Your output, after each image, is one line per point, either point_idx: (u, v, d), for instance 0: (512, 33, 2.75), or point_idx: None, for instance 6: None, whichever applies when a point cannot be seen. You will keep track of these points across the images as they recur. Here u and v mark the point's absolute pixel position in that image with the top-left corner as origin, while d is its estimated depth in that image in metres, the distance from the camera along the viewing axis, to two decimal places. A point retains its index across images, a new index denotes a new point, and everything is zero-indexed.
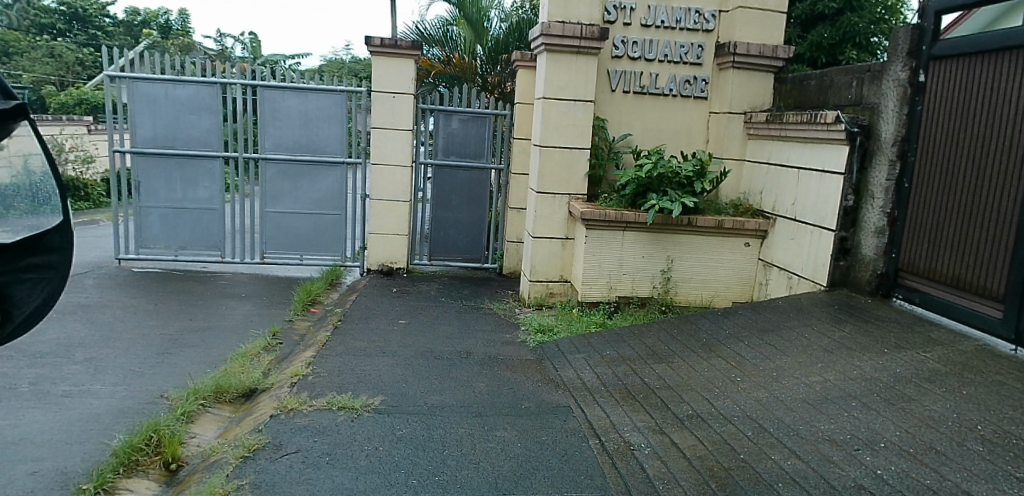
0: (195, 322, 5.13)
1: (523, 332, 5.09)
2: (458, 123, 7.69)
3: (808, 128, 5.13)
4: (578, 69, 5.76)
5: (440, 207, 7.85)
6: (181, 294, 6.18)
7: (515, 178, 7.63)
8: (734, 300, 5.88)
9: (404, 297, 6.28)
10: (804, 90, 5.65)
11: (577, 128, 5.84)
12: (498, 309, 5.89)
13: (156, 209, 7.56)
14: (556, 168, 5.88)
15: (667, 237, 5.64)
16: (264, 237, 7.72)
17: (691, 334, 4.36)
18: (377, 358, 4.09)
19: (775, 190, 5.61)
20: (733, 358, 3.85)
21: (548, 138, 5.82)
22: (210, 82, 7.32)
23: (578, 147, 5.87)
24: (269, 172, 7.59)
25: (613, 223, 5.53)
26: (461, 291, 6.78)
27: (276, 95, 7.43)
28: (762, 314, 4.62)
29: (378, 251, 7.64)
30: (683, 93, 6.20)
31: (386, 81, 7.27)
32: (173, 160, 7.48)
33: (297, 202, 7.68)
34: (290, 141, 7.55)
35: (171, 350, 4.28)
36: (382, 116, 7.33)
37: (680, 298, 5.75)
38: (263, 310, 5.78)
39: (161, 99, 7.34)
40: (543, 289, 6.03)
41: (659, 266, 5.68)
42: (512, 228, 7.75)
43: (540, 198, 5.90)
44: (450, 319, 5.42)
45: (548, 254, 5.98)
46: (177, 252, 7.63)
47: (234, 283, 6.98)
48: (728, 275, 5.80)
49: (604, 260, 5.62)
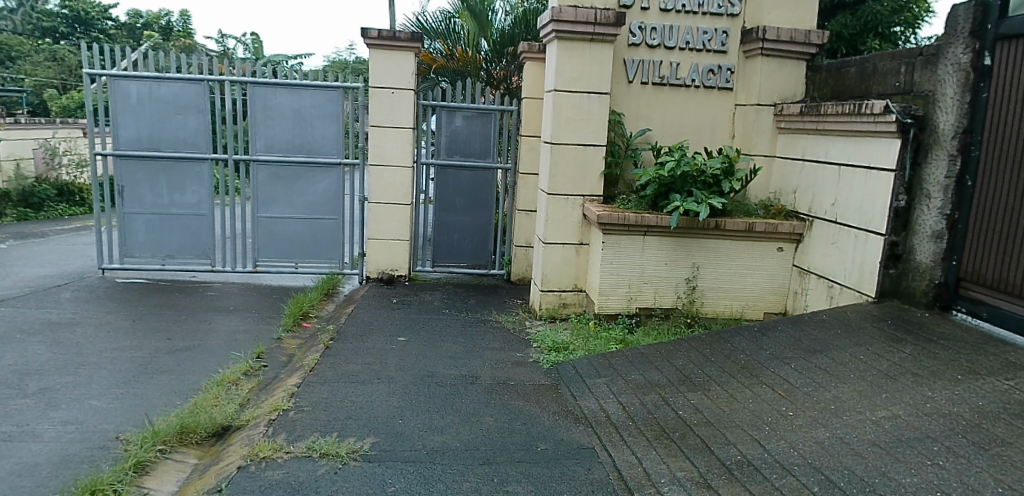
0: (174, 341, 4.65)
1: (536, 350, 4.57)
2: (462, 120, 7.19)
3: (850, 120, 4.60)
4: (593, 58, 5.24)
5: (443, 210, 7.36)
6: (163, 307, 5.71)
7: (523, 178, 7.15)
8: (766, 310, 5.36)
9: (405, 309, 5.79)
10: (842, 78, 5.12)
11: (591, 123, 5.33)
12: (507, 322, 5.40)
13: (142, 216, 7.08)
14: (568, 167, 5.37)
15: (692, 242, 5.13)
16: (256, 245, 7.25)
17: (726, 355, 3.84)
18: (371, 386, 3.60)
19: (811, 190, 5.09)
20: (780, 386, 3.34)
21: (559, 134, 5.30)
22: (197, 79, 6.84)
23: (593, 144, 5.36)
24: (261, 174, 7.11)
25: (634, 227, 5.01)
26: (466, 301, 6.28)
27: (267, 92, 6.95)
28: (805, 330, 4.10)
29: (378, 258, 7.15)
30: (707, 83, 5.66)
31: (385, 76, 6.78)
32: (159, 162, 7.00)
33: (291, 207, 7.20)
34: (282, 141, 7.07)
35: (139, 377, 3.80)
36: (380, 114, 6.84)
37: (707, 309, 5.24)
38: (250, 324, 5.29)
39: (143, 98, 6.86)
40: (555, 300, 5.52)
41: (683, 274, 5.17)
42: (521, 231, 7.25)
43: (551, 200, 5.39)
44: (453, 335, 4.92)
45: (561, 262, 5.48)
46: (164, 261, 7.17)
47: (223, 294, 6.50)
48: (759, 283, 5.29)
49: (624, 269, 5.11)
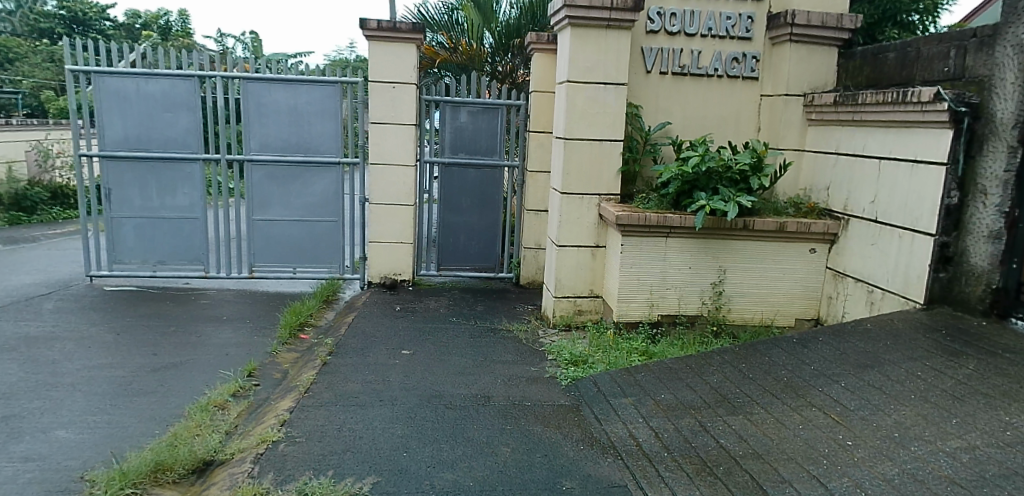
0: (160, 357, 4.30)
1: (552, 363, 4.20)
2: (467, 115, 6.81)
3: (892, 110, 4.22)
4: (609, 46, 4.85)
5: (448, 210, 6.98)
6: (151, 317, 5.36)
7: (532, 176, 6.77)
8: (797, 317, 4.98)
9: (408, 317, 5.43)
10: (880, 64, 4.74)
11: (608, 117, 4.94)
12: (519, 331, 5.03)
13: (132, 219, 6.72)
14: (583, 164, 4.99)
15: (718, 244, 4.75)
16: (252, 249, 6.89)
17: (765, 371, 3.47)
18: (372, 411, 3.23)
19: (847, 186, 4.71)
20: (832, 408, 2.96)
21: (573, 129, 4.93)
22: (188, 75, 6.47)
23: (609, 139, 4.98)
24: (255, 175, 6.74)
25: (657, 228, 4.63)
26: (474, 307, 5.91)
27: (261, 88, 6.58)
28: (849, 341, 3.71)
29: (380, 262, 6.79)
30: (730, 73, 5.28)
31: (385, 70, 6.41)
32: (148, 163, 6.64)
33: (288, 209, 6.83)
34: (278, 140, 6.70)
35: (115, 402, 3.44)
36: (381, 109, 6.47)
37: (734, 315, 4.87)
38: (243, 336, 4.94)
39: (131, 96, 6.49)
40: (570, 306, 5.15)
41: (709, 279, 4.79)
42: (530, 233, 6.87)
43: (565, 200, 5.01)
44: (462, 347, 4.55)
45: (577, 266, 5.10)
46: (155, 268, 6.83)
47: (216, 302, 6.14)
48: (790, 287, 4.92)
49: (645, 274, 4.73)
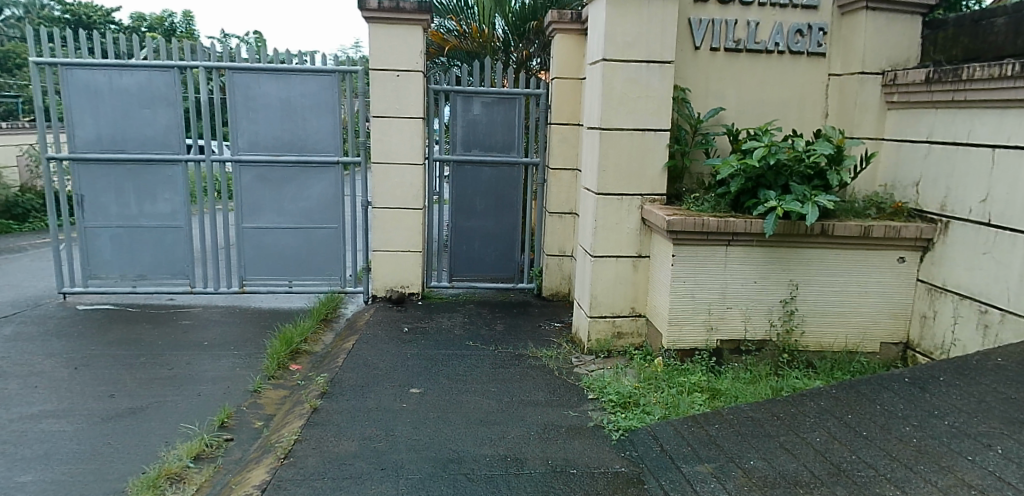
0: (117, 400, 3.54)
1: (595, 406, 3.42)
2: (481, 107, 6.03)
3: (1012, 86, 3.37)
4: (653, 16, 4.04)
5: (461, 214, 6.20)
6: (121, 345, 4.61)
7: (554, 174, 5.98)
8: (881, 339, 4.18)
9: (418, 341, 4.65)
10: (983, 32, 3.89)
11: (653, 101, 4.14)
12: (549, 359, 4.25)
13: (107, 229, 5.94)
14: (623, 159, 4.18)
15: (789, 253, 3.95)
16: (242, 260, 6.12)
17: (882, 428, 2.71)
18: (367, 489, 2.45)
19: (945, 181, 3.87)
20: (999, 492, 2.11)
21: (611, 116, 4.12)
22: (167, 66, 5.70)
23: (655, 128, 4.18)
24: (244, 178, 5.97)
25: (717, 236, 3.84)
26: (493, 327, 5.13)
27: (249, 79, 5.82)
28: (982, 383, 2.89)
29: (386, 274, 6.03)
30: (794, 48, 4.46)
31: (388, 55, 5.64)
32: (124, 166, 5.86)
33: (282, 214, 6.07)
34: (269, 137, 5.92)
35: (41, 476, 2.67)
36: (384, 101, 5.70)
37: (807, 339, 4.08)
38: (223, 368, 4.17)
39: (103, 90, 5.71)
40: (607, 328, 4.36)
41: (778, 296, 4.00)
42: (554, 238, 6.09)
43: (602, 201, 4.20)
44: (483, 383, 3.77)
45: (616, 280, 4.30)
46: (134, 282, 6.06)
47: (200, 323, 5.38)
48: (874, 304, 4.10)
49: (702, 290, 3.93)
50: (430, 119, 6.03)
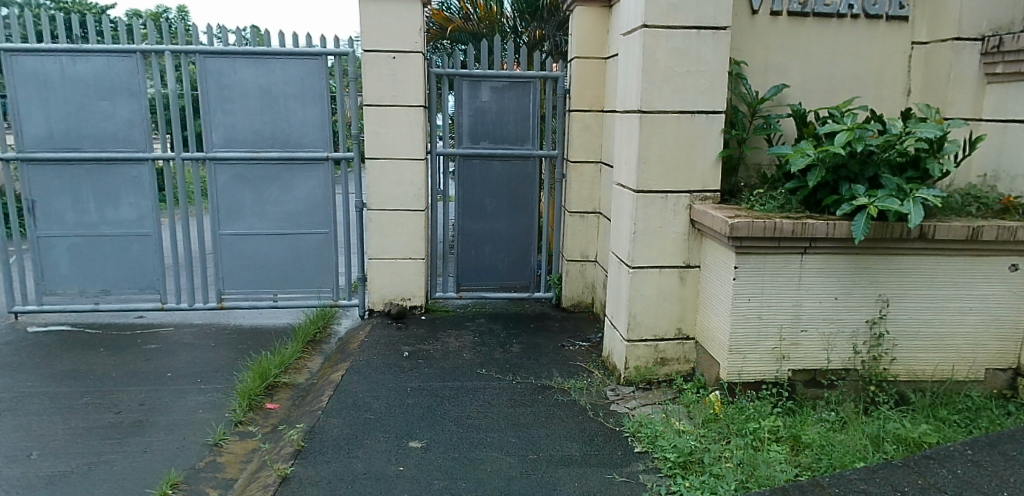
0: (37, 462, 2.80)
1: (646, 466, 2.66)
2: (490, 93, 5.25)
3: None
4: None
5: (469, 215, 5.43)
6: (66, 380, 3.88)
7: (574, 168, 5.21)
8: (989, 366, 3.36)
9: (419, 369, 3.89)
10: None
11: (704, 77, 3.36)
12: (580, 393, 3.49)
13: (63, 239, 5.21)
14: (669, 148, 3.40)
15: (879, 262, 3.17)
16: (219, 271, 5.37)
17: None
18: None
19: None
20: None
21: (653, 96, 3.34)
22: (128, 50, 4.94)
23: (706, 110, 3.40)
24: (220, 178, 5.22)
25: (792, 243, 3.09)
26: (508, 348, 4.37)
27: (223, 65, 5.05)
28: None
29: (383, 285, 5.28)
30: (871, 11, 3.68)
31: (381, 34, 4.86)
32: (81, 166, 5.11)
33: (265, 219, 5.32)
34: (248, 130, 5.15)
35: None
36: (378, 87, 4.92)
37: (899, 367, 3.30)
38: (182, 410, 3.42)
39: (53, 80, 4.96)
40: (649, 353, 3.59)
41: (865, 315, 3.23)
42: (574, 241, 5.32)
43: (643, 200, 3.43)
44: (500, 430, 3.02)
45: (659, 296, 3.54)
46: (97, 299, 5.33)
47: (168, 347, 4.63)
48: (981, 323, 3.29)
49: (771, 310, 3.16)
50: (434, 111, 5.26)
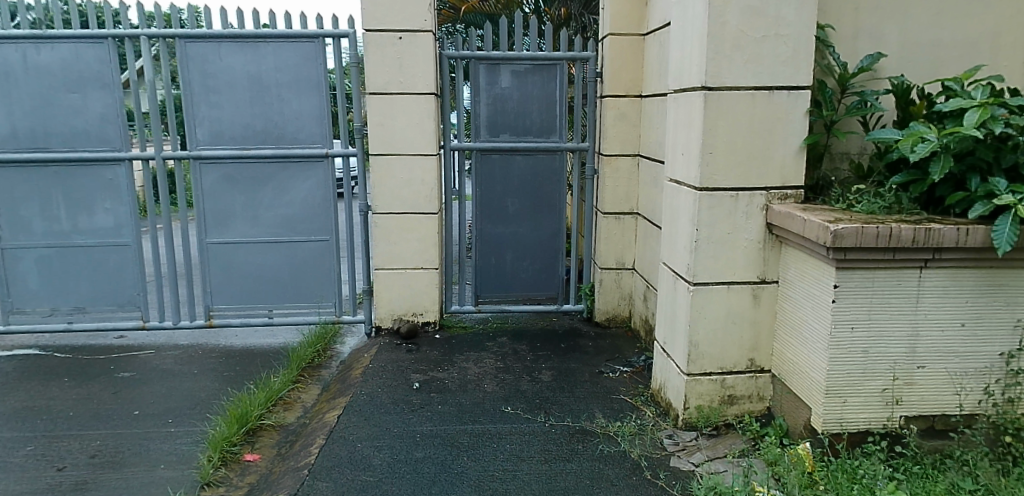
0: None
1: None
2: (511, 78, 4.57)
3: None
4: None
5: (487, 217, 4.75)
6: (14, 422, 3.27)
7: (609, 163, 4.51)
8: None
9: (432, 407, 3.22)
10: None
11: (786, 43, 2.65)
12: (630, 442, 2.80)
13: (31, 251, 4.63)
14: (741, 135, 2.70)
15: (1020, 278, 2.45)
16: (207, 285, 4.75)
17: None
18: None
19: None
20: None
21: (722, 68, 2.63)
22: (97, 35, 4.33)
23: (789, 85, 2.69)
24: (205, 179, 4.59)
25: (909, 254, 2.38)
26: (538, 376, 3.69)
27: (206, 50, 4.41)
28: None
29: (391, 299, 4.62)
30: None
31: (385, 10, 4.20)
32: (48, 169, 4.51)
33: (257, 224, 4.69)
34: (236, 125, 4.51)
35: None
36: (383, 71, 4.26)
37: None
38: (140, 466, 2.79)
39: (15, 71, 4.36)
40: (715, 390, 2.90)
41: (1000, 346, 2.50)
42: (609, 247, 4.63)
43: (709, 201, 2.72)
44: None
45: (727, 321, 2.84)
46: (71, 318, 4.74)
47: (145, 374, 4.02)
48: None
49: (880, 342, 2.46)
50: (446, 101, 4.59)
